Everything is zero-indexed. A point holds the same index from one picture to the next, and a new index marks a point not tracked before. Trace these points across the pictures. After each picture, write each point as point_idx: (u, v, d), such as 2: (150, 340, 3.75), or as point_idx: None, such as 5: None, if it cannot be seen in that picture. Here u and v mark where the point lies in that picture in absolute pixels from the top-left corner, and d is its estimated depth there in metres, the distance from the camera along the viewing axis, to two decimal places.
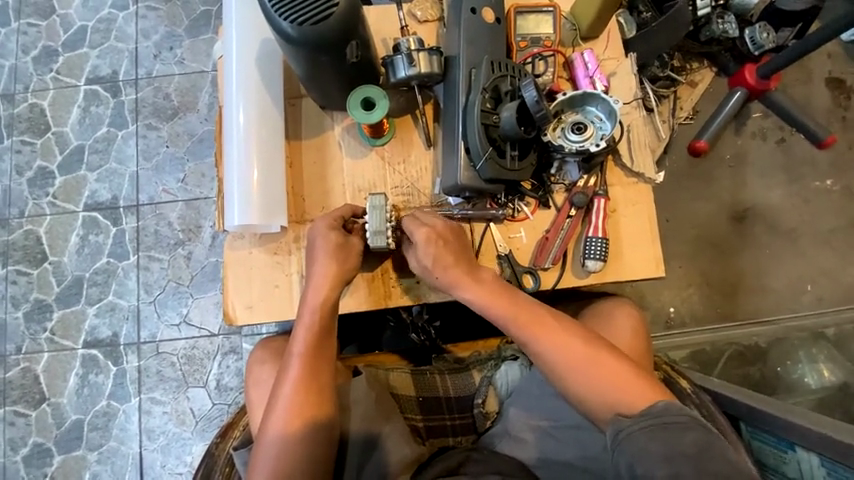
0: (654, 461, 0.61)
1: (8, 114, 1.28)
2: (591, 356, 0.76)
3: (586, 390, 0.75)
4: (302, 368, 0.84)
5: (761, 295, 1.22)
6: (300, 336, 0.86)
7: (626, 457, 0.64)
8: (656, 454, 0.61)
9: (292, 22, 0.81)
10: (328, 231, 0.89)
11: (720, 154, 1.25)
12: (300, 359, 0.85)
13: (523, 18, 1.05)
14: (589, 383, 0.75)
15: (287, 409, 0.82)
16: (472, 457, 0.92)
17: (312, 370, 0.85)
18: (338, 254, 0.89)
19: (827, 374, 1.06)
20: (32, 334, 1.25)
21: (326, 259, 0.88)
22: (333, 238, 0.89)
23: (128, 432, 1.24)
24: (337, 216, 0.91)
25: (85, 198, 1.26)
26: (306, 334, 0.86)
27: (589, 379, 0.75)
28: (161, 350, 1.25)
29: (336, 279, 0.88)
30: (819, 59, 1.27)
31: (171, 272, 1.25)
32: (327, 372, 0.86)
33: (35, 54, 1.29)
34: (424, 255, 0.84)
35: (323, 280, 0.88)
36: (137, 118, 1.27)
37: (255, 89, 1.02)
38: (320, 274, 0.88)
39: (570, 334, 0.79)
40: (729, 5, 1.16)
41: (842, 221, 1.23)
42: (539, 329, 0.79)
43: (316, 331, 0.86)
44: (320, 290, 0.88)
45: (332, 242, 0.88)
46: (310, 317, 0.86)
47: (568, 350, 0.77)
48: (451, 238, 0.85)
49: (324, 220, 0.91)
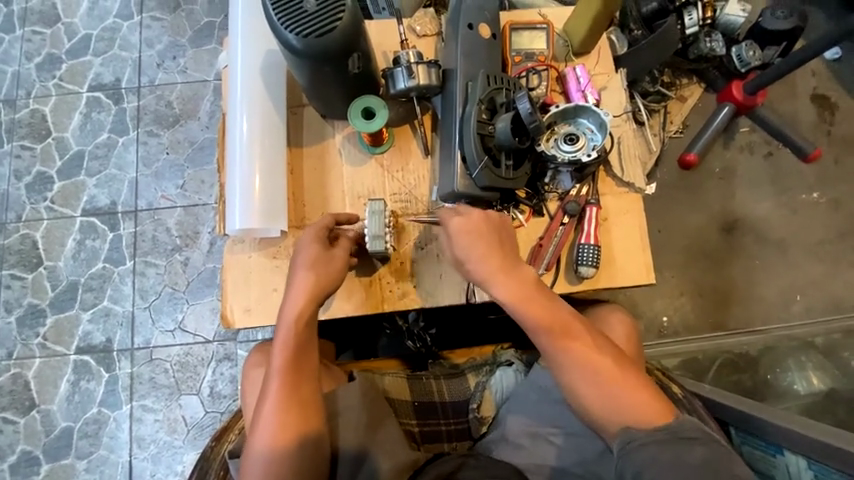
0: (664, 472, 0.66)
1: (9, 119, 1.29)
2: (609, 363, 0.77)
3: (592, 399, 0.77)
4: (285, 379, 0.81)
5: (751, 304, 1.24)
6: (281, 347, 0.83)
7: (635, 465, 0.69)
8: (666, 469, 0.66)
9: (297, 34, 0.83)
10: (310, 243, 0.87)
11: (710, 167, 1.29)
12: (284, 370, 0.82)
13: (517, 34, 1.08)
14: (596, 392, 0.76)
15: (275, 422, 0.78)
16: (468, 463, 0.87)
17: (294, 383, 0.81)
18: (319, 265, 0.86)
19: (816, 381, 1.06)
20: (25, 340, 1.24)
21: (305, 268, 0.85)
22: (314, 250, 0.87)
23: (118, 440, 1.22)
24: (324, 225, 0.90)
25: (83, 204, 1.27)
26: (288, 344, 0.83)
27: (594, 389, 0.76)
28: (155, 357, 1.24)
29: (319, 286, 0.85)
30: (803, 77, 1.32)
31: (167, 278, 1.25)
32: (311, 382, 0.83)
33: (39, 60, 1.31)
34: (460, 244, 0.82)
35: (301, 288, 0.85)
36: (138, 125, 1.29)
37: (259, 97, 1.04)
38: (299, 284, 0.85)
39: (591, 339, 0.79)
40: (718, 24, 1.22)
41: (829, 233, 1.26)
42: (549, 332, 0.79)
43: (299, 340, 0.83)
44: (298, 298, 0.84)
45: (312, 252, 0.86)
46: (289, 329, 0.83)
47: (585, 357, 0.78)
48: (489, 230, 0.83)
49: (308, 232, 0.89)
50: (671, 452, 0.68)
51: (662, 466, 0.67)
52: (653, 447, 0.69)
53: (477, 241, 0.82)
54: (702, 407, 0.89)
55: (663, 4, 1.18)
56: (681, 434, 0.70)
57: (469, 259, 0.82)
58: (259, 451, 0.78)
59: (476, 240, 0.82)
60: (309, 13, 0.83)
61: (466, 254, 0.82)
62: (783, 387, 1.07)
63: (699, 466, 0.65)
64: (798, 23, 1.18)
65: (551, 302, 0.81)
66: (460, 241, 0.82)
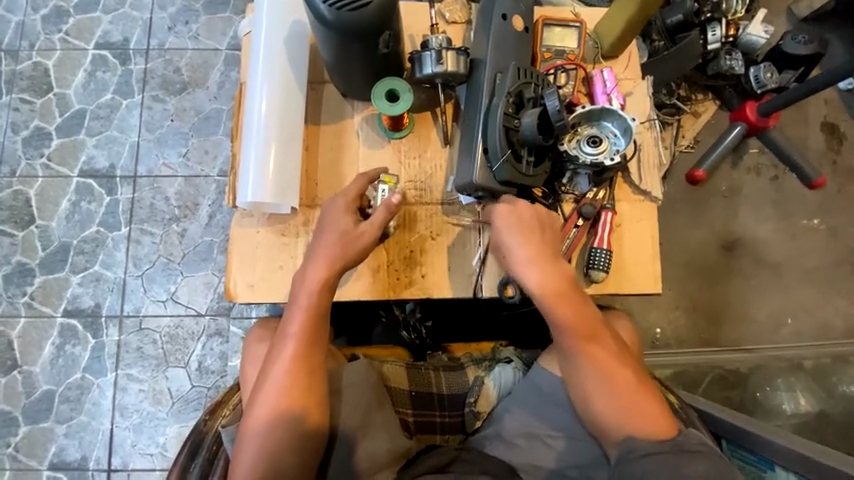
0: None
1: (10, 69, 1.28)
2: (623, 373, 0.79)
3: (604, 404, 0.78)
4: (297, 351, 0.80)
5: (743, 323, 1.27)
6: (297, 316, 0.82)
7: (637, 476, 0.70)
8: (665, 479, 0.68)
9: (329, 5, 0.82)
10: (343, 214, 0.86)
11: (716, 185, 1.31)
12: (296, 339, 0.81)
13: (549, 31, 1.06)
14: (609, 395, 0.78)
15: (279, 391, 0.78)
16: (462, 457, 0.88)
17: (303, 372, 0.80)
18: (347, 242, 0.85)
19: (803, 402, 1.10)
20: (11, 297, 1.22)
21: (334, 238, 0.85)
22: (347, 225, 0.86)
23: (100, 408, 1.20)
24: (354, 195, 0.88)
25: (81, 164, 1.25)
26: (302, 315, 0.82)
27: (606, 390, 0.78)
28: (144, 326, 1.22)
29: (345, 251, 0.85)
30: (816, 103, 1.34)
31: (162, 248, 1.23)
32: (322, 358, 0.82)
33: (45, 12, 1.30)
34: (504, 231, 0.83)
35: (321, 261, 0.84)
36: (144, 88, 1.27)
37: (281, 67, 1.02)
38: (321, 257, 0.84)
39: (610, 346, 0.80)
40: (738, 43, 1.22)
41: (825, 260, 1.30)
42: (570, 335, 0.80)
43: (314, 313, 0.82)
44: (318, 271, 0.84)
45: (343, 228, 0.86)
46: (308, 298, 0.82)
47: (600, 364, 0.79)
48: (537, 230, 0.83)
49: (340, 201, 0.88)
50: (674, 461, 0.69)
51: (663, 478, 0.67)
52: (650, 460, 0.70)
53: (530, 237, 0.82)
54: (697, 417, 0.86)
55: (687, 17, 1.15)
56: (688, 446, 0.71)
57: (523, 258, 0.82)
58: (256, 425, 0.77)
59: (527, 235, 0.83)
60: None
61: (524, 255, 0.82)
62: (771, 406, 1.10)
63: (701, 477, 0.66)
64: (817, 50, 1.17)
65: (579, 301, 0.81)
66: (509, 232, 0.82)
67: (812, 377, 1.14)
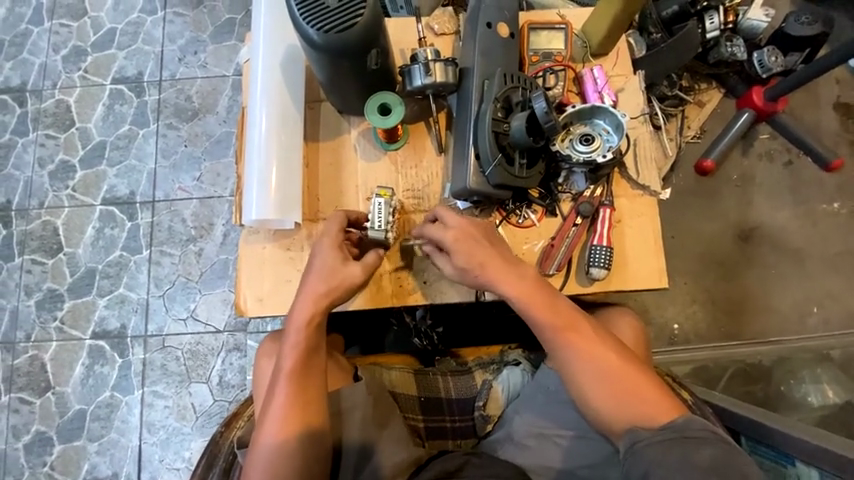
0: (666, 469, 0.64)
1: (36, 108, 1.37)
2: (619, 370, 0.77)
3: (600, 399, 0.77)
4: (291, 386, 0.81)
5: (766, 314, 1.24)
6: (288, 355, 0.82)
7: (639, 469, 0.67)
8: (669, 465, 0.65)
9: (318, 29, 0.83)
10: (330, 248, 0.87)
11: (728, 173, 1.29)
12: (288, 376, 0.81)
13: (535, 34, 1.05)
14: (605, 391, 0.76)
15: (277, 427, 0.78)
16: (472, 462, 0.85)
17: (298, 406, 0.79)
18: (333, 275, 0.86)
19: (830, 394, 1.04)
20: (43, 322, 1.28)
21: (317, 275, 0.86)
22: (329, 258, 0.87)
23: (129, 425, 1.24)
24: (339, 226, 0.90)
25: (103, 193, 1.32)
26: (294, 353, 0.82)
27: (603, 390, 0.77)
28: (167, 344, 1.26)
29: (334, 288, 0.85)
30: (827, 84, 1.32)
31: (181, 268, 1.28)
32: (318, 389, 0.82)
33: (65, 53, 1.39)
34: (459, 252, 0.83)
35: (306, 300, 0.85)
36: (159, 117, 1.34)
37: (278, 90, 1.06)
38: (308, 294, 0.85)
39: (602, 344, 0.79)
40: (739, 29, 1.21)
41: (848, 245, 1.26)
42: (558, 338, 0.80)
43: (304, 349, 0.83)
44: (304, 309, 0.84)
45: (327, 263, 0.86)
46: (297, 336, 0.83)
47: (595, 365, 0.78)
48: (479, 234, 0.85)
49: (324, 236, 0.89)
50: (676, 449, 0.66)
51: (664, 465, 0.65)
52: (661, 446, 0.68)
53: (472, 248, 0.83)
54: (715, 414, 0.83)
55: (683, 7, 1.14)
56: (688, 433, 0.67)
57: (473, 266, 0.83)
58: (258, 463, 0.77)
59: (474, 246, 0.83)
60: (330, 9, 0.83)
61: (462, 266, 0.83)
62: (796, 399, 1.05)
63: (706, 464, 0.63)
64: (822, 29, 1.15)
65: (559, 310, 0.81)
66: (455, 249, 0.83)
67: (839, 368, 1.10)
